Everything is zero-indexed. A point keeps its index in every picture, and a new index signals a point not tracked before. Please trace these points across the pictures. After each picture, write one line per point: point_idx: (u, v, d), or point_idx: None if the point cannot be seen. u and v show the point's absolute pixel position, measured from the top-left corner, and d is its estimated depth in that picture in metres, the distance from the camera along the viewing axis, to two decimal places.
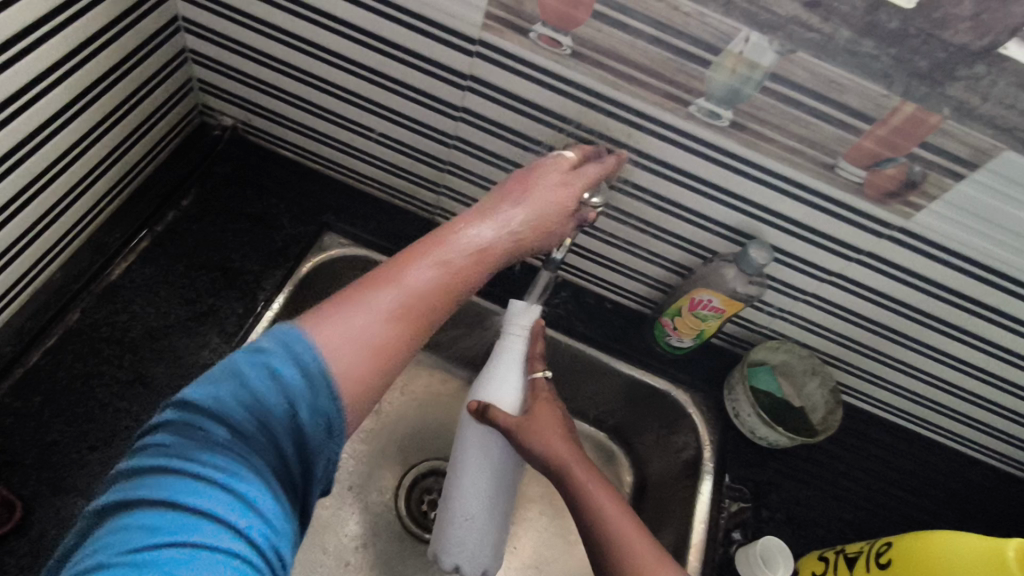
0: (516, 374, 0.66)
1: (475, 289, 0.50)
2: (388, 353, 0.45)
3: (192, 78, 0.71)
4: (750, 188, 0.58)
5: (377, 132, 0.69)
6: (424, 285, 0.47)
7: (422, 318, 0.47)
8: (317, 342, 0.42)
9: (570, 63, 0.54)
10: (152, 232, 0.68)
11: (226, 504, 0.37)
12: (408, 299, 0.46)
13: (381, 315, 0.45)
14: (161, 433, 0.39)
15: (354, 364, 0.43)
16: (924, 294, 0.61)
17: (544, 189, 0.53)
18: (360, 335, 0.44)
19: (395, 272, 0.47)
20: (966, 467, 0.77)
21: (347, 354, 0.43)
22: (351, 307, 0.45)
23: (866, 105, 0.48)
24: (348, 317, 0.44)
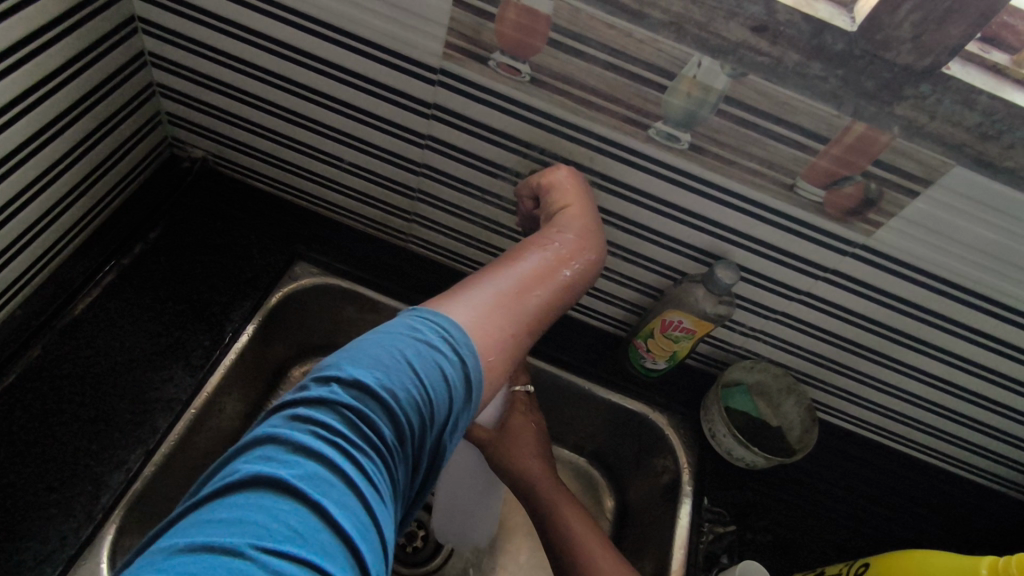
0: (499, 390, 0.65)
1: (574, 288, 0.53)
2: (515, 337, 0.45)
3: (161, 111, 0.71)
4: (714, 209, 0.58)
5: (347, 161, 0.69)
6: (534, 276, 0.49)
7: (538, 306, 0.49)
8: (458, 319, 0.42)
9: (530, 90, 0.54)
10: (119, 265, 0.67)
11: (363, 530, 0.33)
12: (523, 287, 0.48)
13: (505, 298, 0.46)
14: (294, 429, 0.34)
15: (488, 338, 0.43)
16: (890, 310, 0.61)
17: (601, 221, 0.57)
18: (489, 312, 0.45)
19: (508, 267, 0.49)
20: (947, 483, 0.76)
21: (486, 327, 0.44)
22: (474, 291, 0.46)
23: (818, 125, 0.49)
24: (474, 299, 0.45)
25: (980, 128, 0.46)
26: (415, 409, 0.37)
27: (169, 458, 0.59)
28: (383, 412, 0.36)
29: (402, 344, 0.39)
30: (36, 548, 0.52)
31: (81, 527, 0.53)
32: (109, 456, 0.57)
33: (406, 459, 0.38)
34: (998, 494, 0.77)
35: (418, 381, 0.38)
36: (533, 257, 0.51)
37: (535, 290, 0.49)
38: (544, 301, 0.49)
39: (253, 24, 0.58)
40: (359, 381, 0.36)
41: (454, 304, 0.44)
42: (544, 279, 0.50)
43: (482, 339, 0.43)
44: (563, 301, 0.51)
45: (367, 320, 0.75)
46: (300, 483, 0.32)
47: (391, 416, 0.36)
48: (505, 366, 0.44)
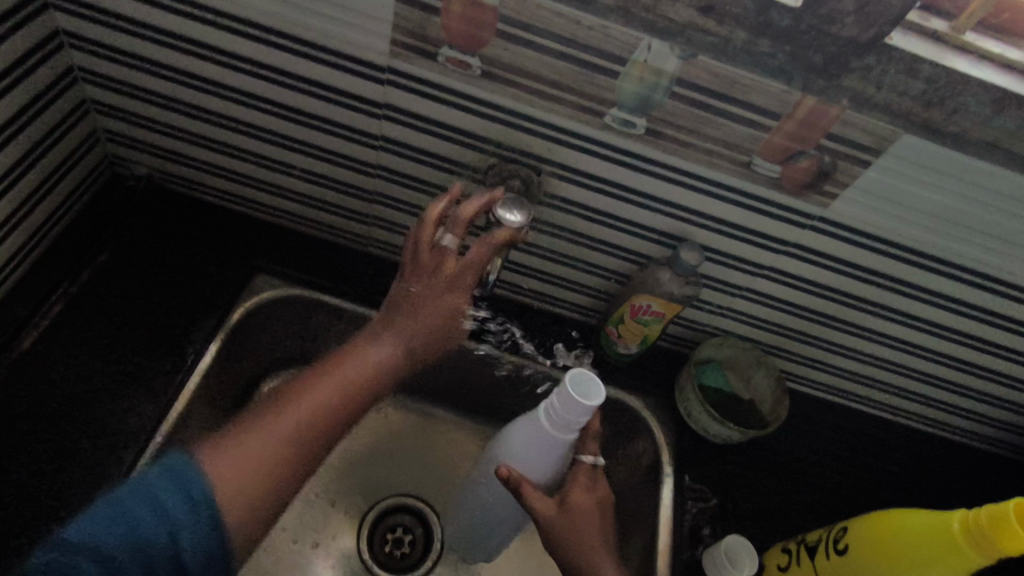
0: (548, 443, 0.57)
1: (383, 378, 0.51)
2: (300, 448, 0.45)
3: (98, 129, 0.67)
4: (673, 191, 0.59)
5: (300, 168, 0.67)
6: (329, 389, 0.48)
7: (335, 414, 0.47)
8: (207, 473, 0.41)
9: (481, 83, 0.53)
10: (67, 293, 0.64)
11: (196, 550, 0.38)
12: (311, 412, 0.46)
13: (290, 448, 0.45)
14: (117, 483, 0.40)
15: (244, 481, 0.42)
16: (850, 278, 0.63)
17: (438, 262, 0.51)
18: (262, 449, 0.44)
19: (308, 383, 0.48)
20: (914, 440, 0.79)
21: (251, 464, 0.43)
22: (252, 437, 0.44)
23: (770, 102, 0.50)
24: (246, 441, 0.44)
25: (926, 96, 0.47)
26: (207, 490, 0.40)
27: None
28: (194, 505, 0.39)
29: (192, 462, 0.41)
30: None
31: None
32: (74, 495, 0.54)
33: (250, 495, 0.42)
34: (962, 446, 0.80)
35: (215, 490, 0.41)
36: (343, 370, 0.49)
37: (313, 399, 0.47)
38: (325, 421, 0.47)
39: (189, 33, 0.56)
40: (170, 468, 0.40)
41: (218, 450, 0.43)
42: (330, 397, 0.47)
43: (237, 490, 0.42)
44: (371, 392, 0.50)
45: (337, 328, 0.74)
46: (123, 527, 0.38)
47: (204, 504, 0.40)
48: (282, 483, 0.44)
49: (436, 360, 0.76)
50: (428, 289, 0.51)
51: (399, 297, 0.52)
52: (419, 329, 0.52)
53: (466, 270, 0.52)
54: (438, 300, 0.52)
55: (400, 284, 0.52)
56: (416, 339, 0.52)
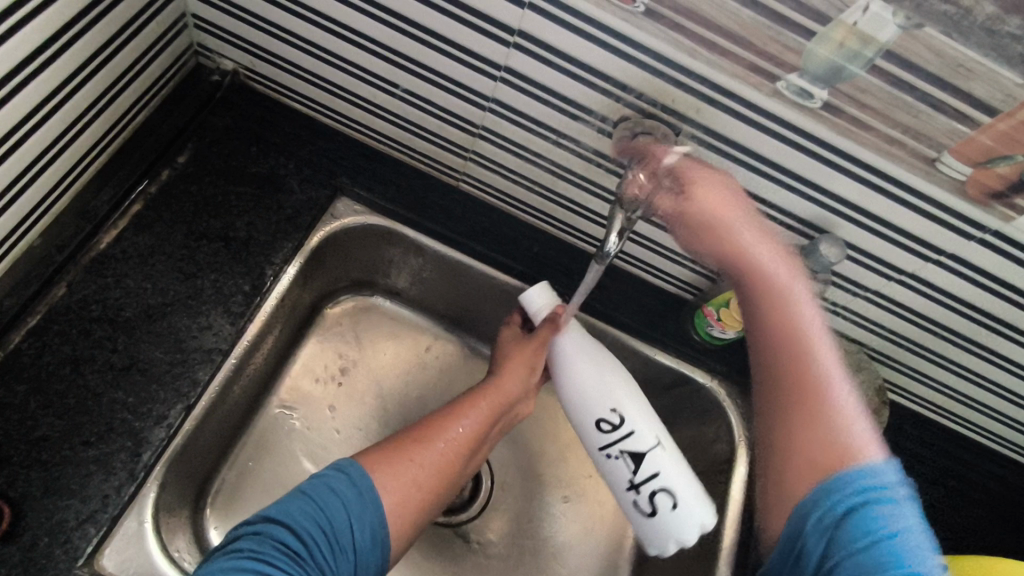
0: (678, 469, 0.56)
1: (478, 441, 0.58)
2: (422, 489, 0.52)
3: (187, 13, 0.60)
4: (830, 177, 0.51)
5: (402, 88, 0.60)
6: (441, 429, 0.57)
7: (443, 468, 0.54)
8: (375, 490, 0.50)
9: (641, 23, 0.45)
10: (145, 194, 0.60)
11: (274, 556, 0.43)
12: (445, 446, 0.56)
13: (455, 457, 0.56)
14: (255, 541, 0.44)
15: (398, 497, 0.51)
16: (1002, 300, 0.56)
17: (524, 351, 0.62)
18: (414, 477, 0.52)
19: (445, 424, 0.57)
20: (1004, 467, 0.74)
21: (403, 488, 0.51)
22: (421, 454, 0.54)
23: (993, 94, 0.41)
24: (413, 462, 0.53)
25: None
26: (350, 565, 0.47)
27: (210, 410, 0.55)
28: (375, 544, 0.48)
29: (329, 499, 0.47)
30: (76, 507, 0.48)
31: (123, 486, 0.50)
32: (147, 411, 0.52)
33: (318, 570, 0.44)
34: None
35: (365, 554, 0.48)
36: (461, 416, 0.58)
37: (453, 433, 0.57)
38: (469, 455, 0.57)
39: None
40: (277, 511, 0.46)
41: (393, 482, 0.51)
42: (468, 422, 0.58)
43: (417, 479, 0.52)
44: (474, 447, 0.57)
45: (415, 264, 0.71)
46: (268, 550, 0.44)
47: (382, 539, 0.49)
48: (434, 492, 0.53)
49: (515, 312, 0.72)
50: (507, 369, 0.61)
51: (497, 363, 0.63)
52: (484, 406, 0.59)
53: (535, 349, 0.62)
54: (517, 371, 0.62)
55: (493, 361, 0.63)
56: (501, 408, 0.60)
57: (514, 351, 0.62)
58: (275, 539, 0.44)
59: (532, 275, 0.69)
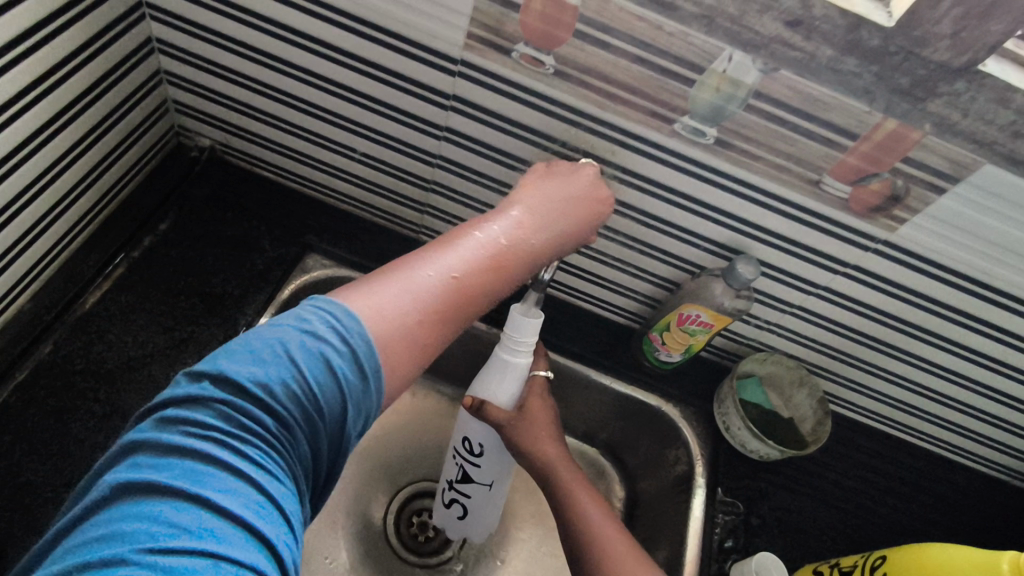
0: (484, 502, 0.67)
1: (502, 280, 0.49)
2: (416, 315, 0.44)
3: (168, 99, 0.68)
4: (735, 203, 0.58)
5: (358, 152, 0.67)
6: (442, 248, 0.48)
7: (439, 287, 0.45)
8: (355, 315, 0.42)
9: (553, 82, 0.53)
10: (128, 257, 0.66)
11: (208, 472, 0.35)
12: (442, 278, 0.46)
13: (452, 292, 0.46)
14: (197, 413, 0.37)
15: (383, 335, 0.42)
16: (911, 305, 0.61)
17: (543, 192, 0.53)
18: (397, 310, 0.43)
19: (434, 253, 0.47)
20: (954, 472, 0.77)
21: (379, 324, 0.42)
22: (406, 279, 0.45)
23: (848, 121, 0.49)
24: (389, 291, 0.44)
25: (1014, 126, 0.45)
26: (318, 432, 0.40)
27: None
28: (343, 401, 0.40)
29: (289, 339, 0.39)
30: None
31: None
32: None
33: (301, 443, 0.39)
34: (1002, 482, 0.78)
35: (323, 392, 0.39)
36: (461, 247, 0.48)
37: (447, 257, 0.47)
38: (467, 302, 0.47)
39: (266, 12, 0.56)
40: (232, 379, 0.38)
41: (373, 306, 0.42)
42: (468, 266, 0.47)
43: (379, 329, 0.42)
44: (490, 290, 0.48)
45: None
46: (180, 483, 0.34)
47: (358, 386, 0.41)
48: (411, 357, 0.43)
49: (478, 351, 0.77)
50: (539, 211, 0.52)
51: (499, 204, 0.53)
52: (517, 245, 0.50)
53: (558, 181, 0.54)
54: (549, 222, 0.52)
55: (502, 203, 0.53)
56: (518, 262, 0.50)
57: (523, 187, 0.53)
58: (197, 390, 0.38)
59: (491, 314, 0.74)
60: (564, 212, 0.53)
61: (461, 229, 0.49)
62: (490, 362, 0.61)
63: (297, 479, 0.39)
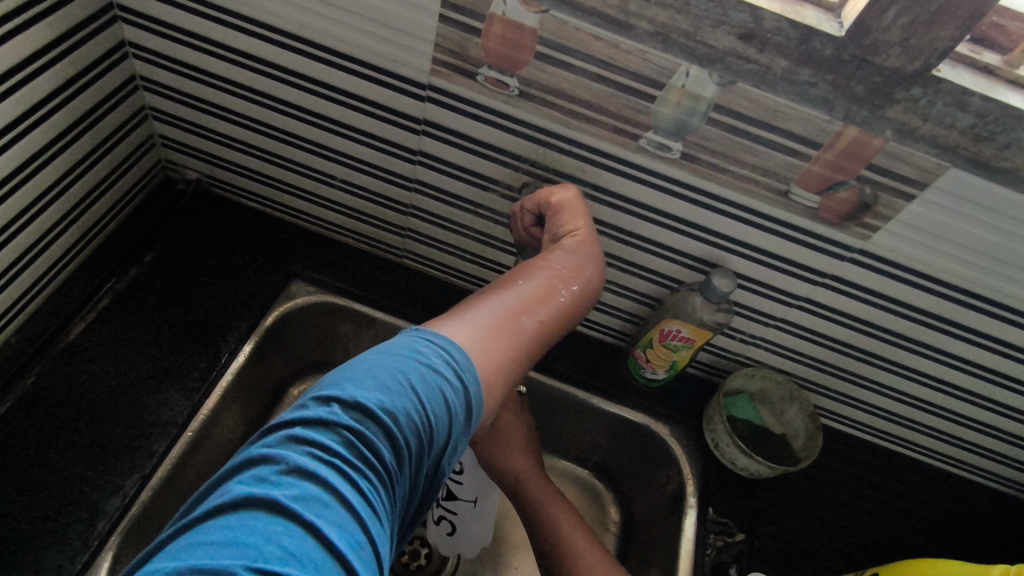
0: (472, 522, 0.66)
1: (567, 315, 0.51)
2: (508, 347, 0.45)
3: (154, 134, 0.71)
4: (707, 217, 0.58)
5: (339, 179, 0.69)
6: (519, 287, 0.49)
7: (519, 318, 0.47)
8: (458, 341, 0.42)
9: (518, 103, 0.54)
10: (114, 288, 0.67)
11: (331, 495, 0.32)
12: (522, 307, 0.47)
13: (534, 324, 0.47)
14: (316, 431, 0.34)
15: (484, 359, 0.42)
16: (893, 314, 0.60)
17: (575, 234, 0.54)
18: (489, 336, 0.44)
19: (506, 290, 0.49)
20: (956, 486, 0.75)
21: (480, 350, 0.43)
22: (488, 310, 0.46)
23: (810, 131, 0.49)
24: (474, 321, 0.45)
25: (974, 129, 0.45)
26: (422, 470, 0.38)
27: (166, 482, 0.59)
28: (450, 437, 0.39)
29: (404, 364, 0.38)
30: None
31: (77, 554, 0.53)
32: (105, 482, 0.56)
33: (405, 477, 0.37)
34: (1007, 496, 0.76)
35: (438, 426, 0.38)
36: (531, 282, 0.50)
37: (519, 293, 0.48)
38: (541, 336, 0.48)
39: (242, 47, 0.58)
40: (358, 403, 0.35)
41: (465, 332, 0.43)
42: (539, 299, 0.49)
43: (480, 361, 0.42)
44: (561, 321, 0.50)
45: (366, 336, 0.75)
46: (301, 507, 0.31)
47: (465, 416, 0.40)
48: (505, 381, 0.43)
49: None
50: (574, 248, 0.54)
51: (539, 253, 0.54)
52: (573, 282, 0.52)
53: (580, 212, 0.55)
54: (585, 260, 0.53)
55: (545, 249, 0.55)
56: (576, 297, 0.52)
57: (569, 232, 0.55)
58: (323, 408, 0.35)
59: None
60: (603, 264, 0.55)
61: (524, 268, 0.51)
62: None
63: (393, 524, 0.36)
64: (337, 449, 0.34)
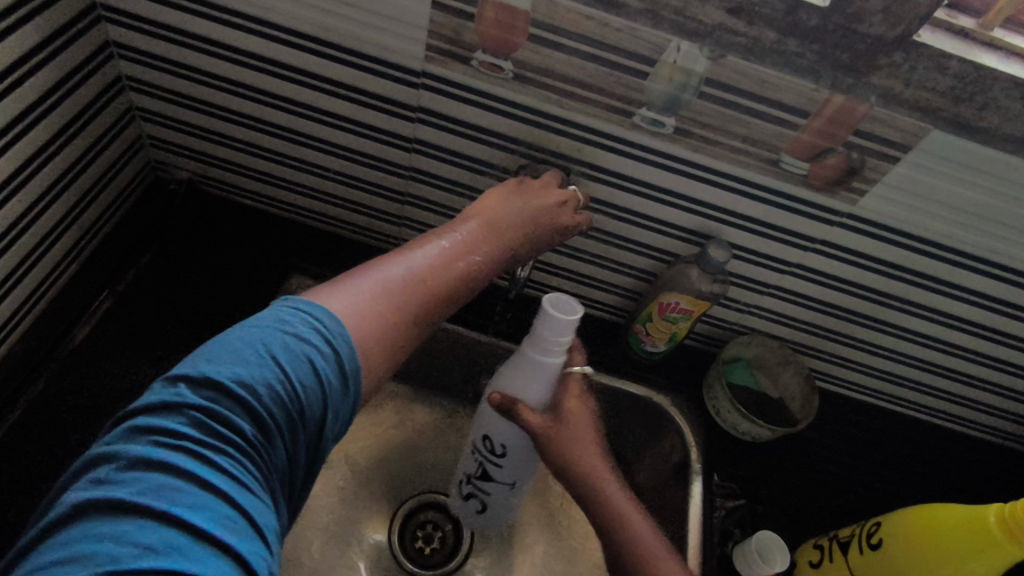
0: (501, 500, 0.67)
1: (473, 285, 0.48)
2: (397, 319, 0.43)
3: (142, 135, 0.70)
4: (702, 189, 0.59)
5: (334, 171, 0.69)
6: (420, 253, 0.46)
7: (418, 285, 0.45)
8: (333, 310, 0.40)
9: (513, 85, 0.55)
10: (113, 292, 0.66)
11: (182, 478, 0.32)
12: (418, 275, 0.45)
13: (432, 292, 0.45)
14: (167, 416, 0.34)
15: (363, 328, 0.40)
16: (881, 275, 0.63)
17: (501, 202, 0.53)
18: (373, 303, 0.42)
19: (407, 253, 0.46)
20: (944, 439, 0.78)
21: (359, 320, 0.41)
22: (380, 275, 0.44)
23: (799, 100, 0.51)
24: (359, 288, 0.42)
25: (954, 91, 0.47)
26: (301, 437, 0.37)
27: None
28: (328, 403, 0.38)
29: (266, 331, 0.37)
30: None
31: None
32: None
33: (280, 449, 0.37)
34: (992, 444, 0.79)
35: (308, 392, 0.37)
36: (433, 248, 0.47)
37: (419, 258, 0.46)
38: (436, 303, 0.45)
39: (232, 41, 0.58)
40: (207, 380, 0.35)
41: (345, 299, 0.41)
42: (439, 266, 0.46)
43: (359, 332, 0.40)
44: (463, 289, 0.48)
45: None
46: (146, 497, 0.31)
47: (343, 386, 0.39)
48: (384, 353, 0.41)
49: (477, 365, 0.78)
50: (502, 216, 0.52)
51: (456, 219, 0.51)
52: (483, 252, 0.50)
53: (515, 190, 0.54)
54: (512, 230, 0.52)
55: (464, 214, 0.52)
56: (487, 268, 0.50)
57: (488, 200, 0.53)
58: (169, 389, 0.35)
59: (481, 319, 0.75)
60: (532, 222, 0.53)
61: (429, 233, 0.49)
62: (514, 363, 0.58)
63: (273, 496, 0.36)
64: (185, 431, 0.33)
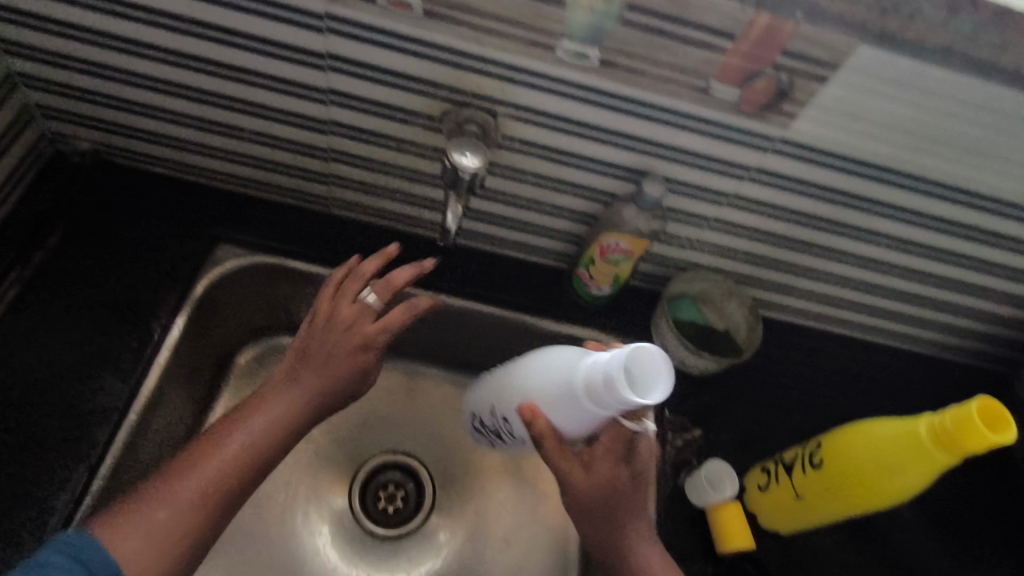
0: None
1: (283, 448, 0.56)
2: (196, 508, 0.49)
3: (31, 104, 0.64)
4: (633, 124, 0.57)
5: (249, 131, 0.64)
6: (226, 438, 0.53)
7: (223, 482, 0.51)
8: (113, 554, 0.45)
9: (425, 24, 0.51)
10: (20, 278, 0.62)
11: None
12: (210, 485, 0.50)
13: (222, 482, 0.51)
14: None
15: (141, 554, 0.46)
16: (817, 199, 0.63)
17: (314, 337, 0.59)
18: (163, 531, 0.47)
19: (212, 449, 0.52)
20: (884, 354, 0.81)
21: (152, 544, 0.47)
22: (171, 493, 0.49)
23: (724, 21, 0.48)
24: (158, 507, 0.48)
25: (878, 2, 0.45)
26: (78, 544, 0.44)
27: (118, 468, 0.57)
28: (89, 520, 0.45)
29: None
30: None
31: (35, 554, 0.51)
32: (49, 478, 0.54)
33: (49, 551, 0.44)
34: (929, 356, 0.82)
35: None
36: (247, 426, 0.54)
37: (231, 444, 0.53)
38: (250, 464, 0.53)
39: None
40: None
41: (142, 527, 0.47)
42: (252, 450, 0.54)
43: (144, 557, 0.46)
44: (263, 457, 0.54)
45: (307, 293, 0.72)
46: None
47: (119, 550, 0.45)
48: (177, 549, 0.48)
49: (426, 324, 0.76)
50: (313, 355, 0.59)
51: (288, 362, 0.59)
52: (294, 413, 0.57)
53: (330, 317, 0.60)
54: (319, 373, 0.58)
55: (283, 365, 0.59)
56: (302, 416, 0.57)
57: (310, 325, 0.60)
58: None
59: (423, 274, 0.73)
60: (340, 352, 0.59)
61: (252, 404, 0.56)
62: (560, 382, 0.51)
63: None
64: None
